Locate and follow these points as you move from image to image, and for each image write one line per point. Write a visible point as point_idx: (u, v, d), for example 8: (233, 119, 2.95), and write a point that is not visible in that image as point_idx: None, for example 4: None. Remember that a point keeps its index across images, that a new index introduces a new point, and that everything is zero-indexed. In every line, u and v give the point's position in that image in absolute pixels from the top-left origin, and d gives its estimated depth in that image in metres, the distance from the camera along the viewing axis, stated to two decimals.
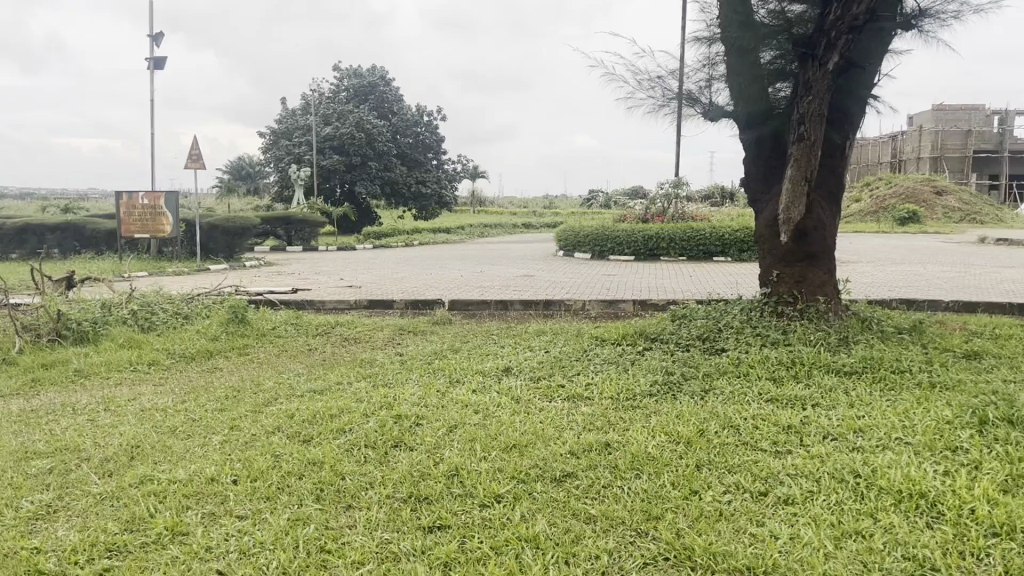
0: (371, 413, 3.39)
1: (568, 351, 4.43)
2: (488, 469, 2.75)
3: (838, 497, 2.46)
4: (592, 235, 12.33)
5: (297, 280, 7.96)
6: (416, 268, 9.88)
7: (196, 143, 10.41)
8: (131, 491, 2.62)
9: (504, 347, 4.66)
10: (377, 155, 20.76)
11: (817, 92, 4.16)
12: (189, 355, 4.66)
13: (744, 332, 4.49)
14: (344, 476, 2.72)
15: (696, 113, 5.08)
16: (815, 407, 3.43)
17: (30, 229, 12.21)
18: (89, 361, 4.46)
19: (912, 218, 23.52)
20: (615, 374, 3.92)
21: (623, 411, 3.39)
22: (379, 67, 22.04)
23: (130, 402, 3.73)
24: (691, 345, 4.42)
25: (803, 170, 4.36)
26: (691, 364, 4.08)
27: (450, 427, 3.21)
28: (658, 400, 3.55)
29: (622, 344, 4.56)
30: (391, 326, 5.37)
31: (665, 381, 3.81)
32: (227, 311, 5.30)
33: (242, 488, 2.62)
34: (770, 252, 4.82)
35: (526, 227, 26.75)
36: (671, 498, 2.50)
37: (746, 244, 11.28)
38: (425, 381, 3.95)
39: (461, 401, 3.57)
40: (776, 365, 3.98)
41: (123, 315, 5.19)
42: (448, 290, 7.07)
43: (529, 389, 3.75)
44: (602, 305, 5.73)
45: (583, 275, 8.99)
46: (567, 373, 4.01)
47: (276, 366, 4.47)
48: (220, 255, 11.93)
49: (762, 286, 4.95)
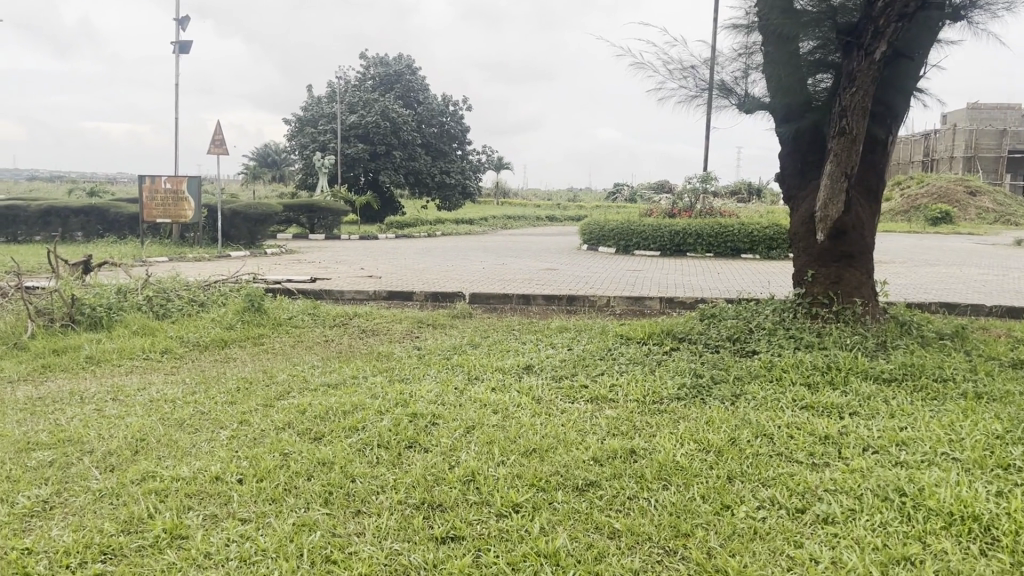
0: (386, 411, 3.25)
1: (591, 349, 4.27)
2: (506, 475, 2.60)
3: (883, 518, 2.28)
4: (617, 229, 12.13)
5: (317, 268, 7.86)
6: (438, 259, 9.75)
7: (219, 128, 10.33)
8: (131, 488, 2.50)
9: (525, 343, 4.50)
10: (402, 145, 20.63)
11: (861, 84, 3.95)
12: (203, 344, 4.56)
13: (776, 334, 4.30)
14: (354, 478, 2.58)
15: (731, 104, 4.90)
16: (853, 415, 3.24)
17: (54, 212, 12.24)
18: (101, 348, 4.37)
19: (945, 219, 23.01)
20: (642, 376, 3.75)
21: (649, 416, 3.22)
22: (406, 55, 21.90)
23: (139, 392, 3.63)
24: (720, 345, 4.25)
25: (843, 165, 4.15)
26: (721, 366, 3.90)
27: (467, 427, 3.06)
28: (686, 405, 3.38)
29: (648, 343, 4.38)
30: (410, 318, 5.24)
31: (694, 384, 3.64)
32: (243, 299, 5.20)
33: (247, 488, 2.49)
34: (805, 251, 4.62)
35: (549, 219, 26.56)
36: (701, 513, 2.34)
37: (775, 242, 11.03)
38: (444, 377, 3.80)
39: (479, 400, 3.42)
40: (811, 369, 3.79)
41: (138, 300, 5.10)
42: (470, 282, 6.93)
43: (551, 389, 3.59)
44: (627, 302, 5.56)
45: (607, 270, 8.79)
46: (590, 373, 3.84)
47: (291, 357, 4.35)
48: (242, 242, 11.87)
49: (796, 286, 4.74)
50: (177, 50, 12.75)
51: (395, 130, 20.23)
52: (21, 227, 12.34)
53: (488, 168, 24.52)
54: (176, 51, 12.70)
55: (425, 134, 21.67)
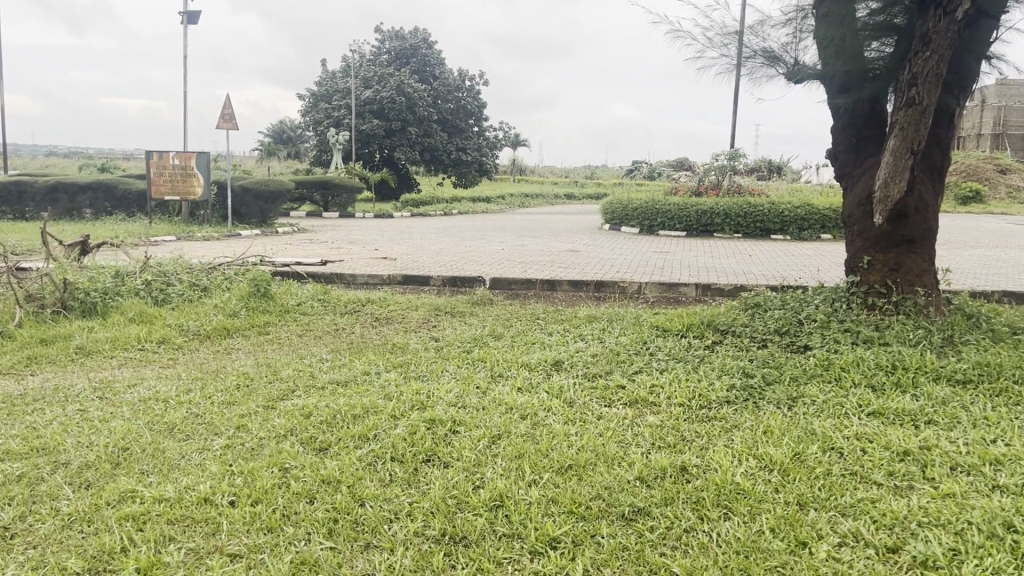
0: (400, 416, 2.89)
1: (625, 342, 3.89)
2: (538, 499, 2.23)
3: (994, 562, 1.90)
4: (641, 209, 11.68)
5: (330, 249, 7.51)
6: (455, 239, 9.37)
7: (228, 102, 9.96)
8: (106, 512, 2.16)
9: (552, 335, 4.13)
10: (418, 121, 20.19)
11: (937, 48, 3.53)
12: (204, 334, 4.23)
13: (831, 327, 3.90)
14: (363, 502, 2.23)
15: (779, 73, 4.50)
16: (930, 425, 2.85)
17: (62, 188, 11.94)
18: (93, 338, 4.03)
19: (976, 197, 22.28)
20: (685, 375, 3.37)
21: (697, 424, 2.85)
22: (422, 29, 21.38)
23: (130, 390, 3.29)
24: (768, 340, 3.86)
25: (908, 140, 3.73)
26: (771, 365, 3.52)
27: (492, 437, 2.69)
28: (738, 411, 3.00)
29: (687, 336, 4.00)
30: (427, 305, 4.88)
31: (744, 386, 3.26)
32: (248, 284, 4.84)
33: (239, 513, 2.14)
34: (861, 235, 4.19)
35: (568, 197, 26.09)
36: (774, 553, 1.96)
37: (807, 222, 10.56)
38: (464, 375, 3.44)
39: (505, 402, 3.06)
40: (873, 368, 3.39)
41: (135, 285, 4.75)
42: (490, 266, 6.54)
43: (584, 390, 3.22)
44: (661, 289, 5.17)
45: (633, 251, 8.39)
46: (627, 371, 3.47)
47: (298, 349, 4.00)
48: (253, 220, 11.54)
49: (848, 273, 4.33)
50: (186, 21, 12.38)
51: (411, 106, 19.80)
52: (29, 204, 12.05)
53: (505, 144, 24.02)
54: (185, 22, 12.32)
55: (442, 110, 21.19)
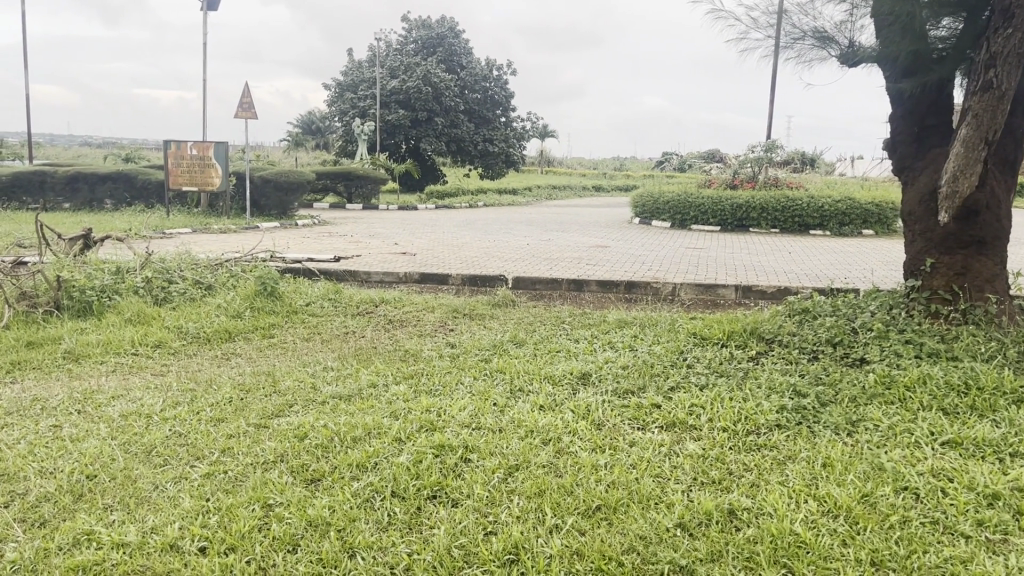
0: (405, 440, 2.56)
1: (659, 352, 3.53)
2: (560, 552, 1.89)
3: None
4: (673, 202, 11.28)
5: (348, 243, 7.22)
6: (478, 233, 9.04)
7: (247, 90, 9.69)
8: (53, 562, 1.85)
9: (579, 343, 3.77)
10: (444, 111, 19.87)
11: (1020, 24, 3.12)
12: (204, 337, 3.93)
13: (889, 337, 3.49)
14: (354, 552, 1.90)
15: (832, 57, 4.10)
16: (1019, 459, 2.45)
17: (81, 177, 11.76)
18: (83, 341, 3.75)
19: None
20: (728, 393, 3.00)
21: (746, 455, 2.48)
22: (449, 18, 21.01)
23: (113, 402, 2.99)
24: (820, 352, 3.47)
25: (983, 129, 3.32)
26: (825, 382, 3.13)
27: (508, 468, 2.35)
28: (791, 438, 2.63)
29: (728, 345, 3.63)
30: (444, 306, 4.54)
31: (796, 407, 2.87)
32: (254, 282, 4.53)
33: (207, 565, 1.82)
34: (923, 234, 3.78)
35: (596, 189, 25.67)
36: None
37: (847, 217, 10.10)
38: (480, 389, 3.09)
39: (525, 423, 2.71)
40: (943, 387, 2.99)
41: (135, 282, 4.47)
42: (514, 262, 6.20)
43: (616, 409, 2.87)
44: (697, 290, 4.80)
45: (664, 247, 7.97)
46: (663, 386, 3.10)
47: (302, 356, 3.68)
48: (273, 212, 11.29)
49: (908, 276, 3.91)
50: (206, 7, 12.11)
51: (437, 95, 19.49)
52: (48, 194, 11.90)
53: (533, 135, 23.63)
54: (205, 8, 12.07)
55: (469, 100, 20.84)
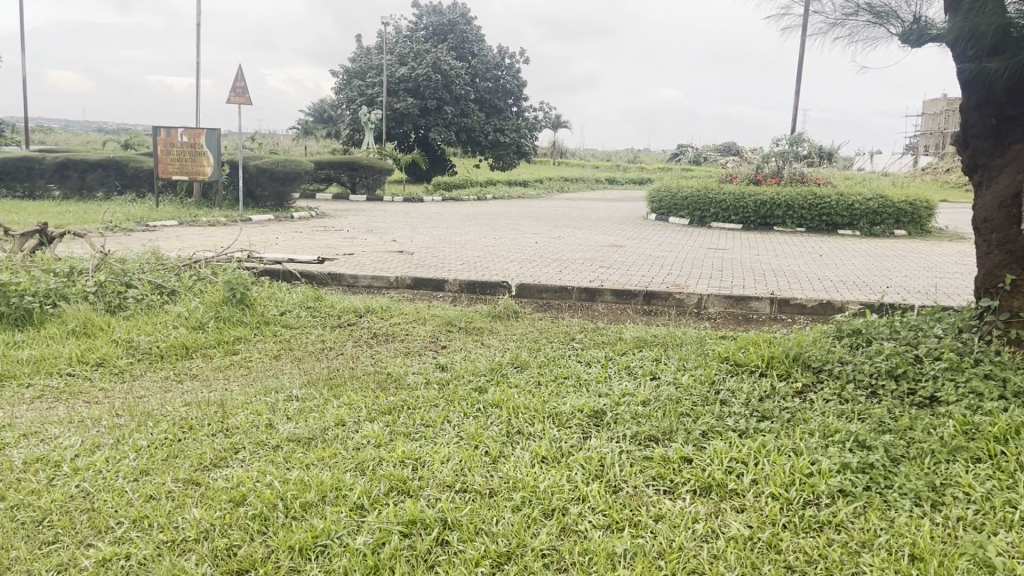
0: (368, 509, 2.00)
1: (688, 381, 2.96)
2: None
3: None
4: (692, 197, 10.69)
5: (340, 240, 6.67)
6: (483, 229, 8.49)
7: (240, 74, 9.14)
8: None
9: (591, 367, 3.21)
10: (454, 100, 19.26)
11: None
12: (155, 353, 3.40)
13: (963, 370, 2.90)
14: None
15: (892, 35, 3.52)
16: None
17: (71, 164, 11.29)
18: (12, 358, 3.23)
19: None
20: (777, 444, 2.42)
21: (807, 542, 1.89)
22: (462, 4, 20.38)
23: (20, 442, 2.45)
24: (881, 389, 2.88)
25: None
26: (892, 429, 2.54)
27: (496, 558, 1.79)
28: (861, 513, 2.06)
29: (767, 375, 3.05)
30: (438, 318, 3.99)
31: (862, 465, 2.29)
32: (222, 287, 3.98)
33: None
34: (1002, 246, 3.18)
35: (609, 181, 25.05)
36: None
37: (879, 217, 9.49)
38: (470, 432, 2.53)
39: (523, 485, 2.13)
40: None
41: (86, 287, 3.93)
42: (521, 264, 5.65)
43: (638, 465, 2.29)
44: (725, 303, 4.23)
45: (682, 247, 7.39)
46: (694, 431, 2.52)
47: (264, 380, 3.13)
48: (269, 203, 10.78)
49: (980, 294, 3.32)
50: None
51: (447, 83, 18.88)
52: (38, 181, 11.45)
53: (545, 125, 23.00)
54: None
55: (479, 88, 20.27)
